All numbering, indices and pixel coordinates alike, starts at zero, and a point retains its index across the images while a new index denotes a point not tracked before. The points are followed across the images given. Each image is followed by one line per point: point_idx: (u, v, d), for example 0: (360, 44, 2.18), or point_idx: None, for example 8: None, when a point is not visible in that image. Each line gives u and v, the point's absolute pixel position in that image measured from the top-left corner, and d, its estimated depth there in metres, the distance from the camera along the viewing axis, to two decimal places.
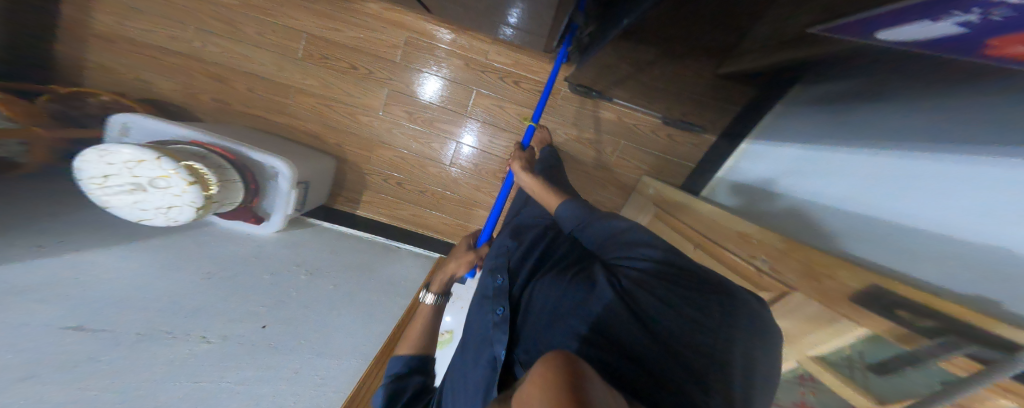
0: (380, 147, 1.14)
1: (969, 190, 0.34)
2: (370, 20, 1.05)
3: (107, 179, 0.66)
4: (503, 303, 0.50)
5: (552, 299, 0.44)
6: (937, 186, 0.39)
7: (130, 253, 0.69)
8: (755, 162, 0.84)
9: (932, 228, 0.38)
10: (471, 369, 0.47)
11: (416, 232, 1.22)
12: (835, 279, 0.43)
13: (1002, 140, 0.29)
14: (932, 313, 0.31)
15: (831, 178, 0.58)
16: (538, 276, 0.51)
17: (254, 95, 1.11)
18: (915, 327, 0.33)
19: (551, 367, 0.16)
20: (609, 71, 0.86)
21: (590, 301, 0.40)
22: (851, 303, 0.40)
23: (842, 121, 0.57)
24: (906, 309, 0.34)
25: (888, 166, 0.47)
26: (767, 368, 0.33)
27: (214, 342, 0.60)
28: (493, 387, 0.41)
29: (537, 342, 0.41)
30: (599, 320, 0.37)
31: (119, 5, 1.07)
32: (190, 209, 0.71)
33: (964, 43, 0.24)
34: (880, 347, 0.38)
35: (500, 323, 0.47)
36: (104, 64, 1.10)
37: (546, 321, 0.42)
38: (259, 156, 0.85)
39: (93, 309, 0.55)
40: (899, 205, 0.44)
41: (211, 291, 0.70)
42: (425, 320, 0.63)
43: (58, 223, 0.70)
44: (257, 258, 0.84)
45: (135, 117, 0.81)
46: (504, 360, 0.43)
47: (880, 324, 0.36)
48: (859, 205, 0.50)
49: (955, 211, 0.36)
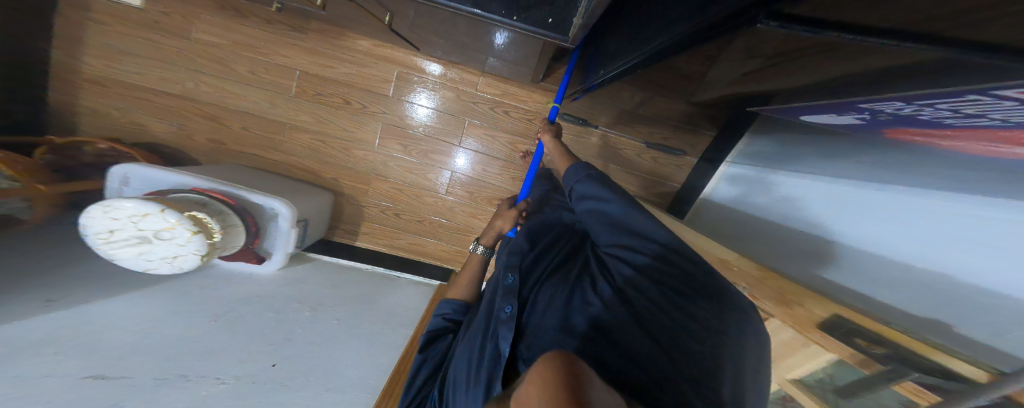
0: (376, 179, 1.17)
1: (923, 209, 0.39)
2: (360, 56, 1.08)
3: (113, 234, 0.68)
4: (511, 301, 0.53)
5: (558, 302, 0.50)
6: (888, 204, 0.45)
7: (138, 302, 0.71)
8: (730, 186, 0.92)
9: (890, 255, 0.43)
10: (476, 365, 0.50)
11: (415, 260, 1.25)
12: (803, 305, 0.49)
13: (954, 177, 0.34)
14: (886, 342, 0.37)
15: (797, 196, 0.66)
16: (545, 280, 0.55)
17: (249, 133, 1.13)
18: (872, 354, 0.39)
19: (552, 367, 0.23)
20: (593, 102, 0.91)
21: (594, 305, 0.46)
22: (820, 330, 0.46)
23: (796, 147, 0.66)
24: (862, 337, 0.40)
25: (843, 190, 0.54)
26: (758, 373, 0.40)
27: (228, 383, 0.63)
28: (497, 383, 0.44)
29: (542, 341, 0.46)
30: (603, 323, 0.43)
31: (111, 49, 1.08)
32: (195, 257, 0.73)
33: (907, 122, 0.27)
34: (843, 372, 0.43)
35: (507, 320, 0.51)
36: (98, 109, 1.11)
37: (551, 323, 0.48)
38: (259, 199, 0.87)
39: (107, 361, 0.58)
40: (858, 228, 0.49)
41: (220, 334, 0.72)
42: (475, 269, 0.79)
43: (63, 277, 0.71)
44: (262, 297, 0.85)
45: (135, 167, 0.82)
46: (509, 357, 0.47)
47: (843, 351, 0.42)
48: (822, 228, 0.57)
49: (915, 226, 0.40)
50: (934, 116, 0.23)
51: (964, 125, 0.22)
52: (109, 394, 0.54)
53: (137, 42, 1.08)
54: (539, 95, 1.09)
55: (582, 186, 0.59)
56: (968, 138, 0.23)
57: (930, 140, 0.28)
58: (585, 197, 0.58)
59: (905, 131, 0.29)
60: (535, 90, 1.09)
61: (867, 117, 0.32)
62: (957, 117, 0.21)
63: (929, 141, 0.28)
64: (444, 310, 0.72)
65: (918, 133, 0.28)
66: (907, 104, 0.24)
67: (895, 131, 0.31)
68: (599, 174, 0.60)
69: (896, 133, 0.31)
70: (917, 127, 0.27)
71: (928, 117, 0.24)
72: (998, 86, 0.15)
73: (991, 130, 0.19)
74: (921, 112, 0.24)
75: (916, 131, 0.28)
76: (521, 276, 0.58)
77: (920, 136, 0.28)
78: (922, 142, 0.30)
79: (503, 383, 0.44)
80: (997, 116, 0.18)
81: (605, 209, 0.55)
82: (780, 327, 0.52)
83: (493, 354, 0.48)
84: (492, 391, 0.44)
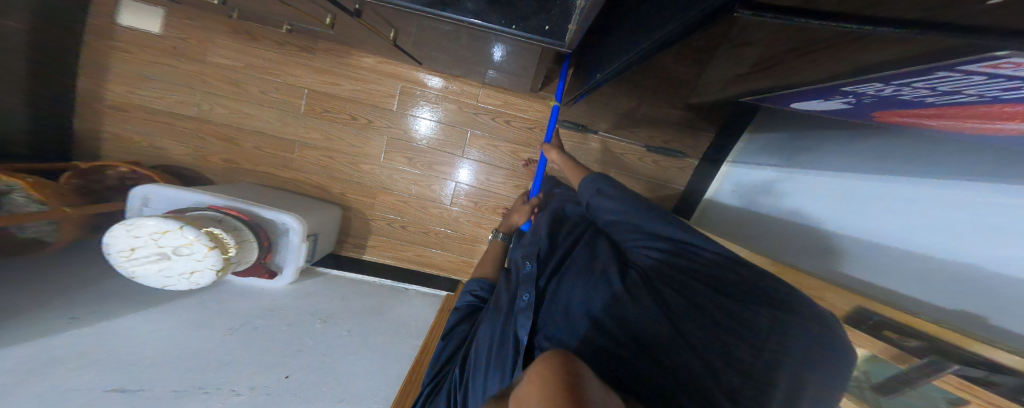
0: (382, 193, 1.19)
1: (934, 198, 0.40)
2: (366, 73, 1.12)
3: (135, 251, 0.70)
4: (530, 290, 0.56)
5: (581, 293, 0.50)
6: (890, 193, 0.47)
7: (159, 318, 0.74)
8: (736, 185, 0.91)
9: (907, 247, 0.44)
10: (494, 352, 0.51)
11: (422, 271, 1.25)
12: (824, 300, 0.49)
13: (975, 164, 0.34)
14: (915, 332, 0.37)
15: (795, 190, 0.68)
16: (564, 275, 0.56)
17: (261, 152, 1.17)
18: (906, 347, 0.38)
19: (549, 369, 0.23)
20: (591, 109, 0.93)
21: (623, 297, 0.46)
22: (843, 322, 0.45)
23: (795, 147, 0.68)
24: (894, 330, 0.40)
25: (842, 183, 0.56)
26: (822, 383, 0.37)
27: (243, 395, 0.64)
28: (517, 368, 0.45)
29: (560, 331, 0.48)
30: (631, 317, 0.44)
31: (132, 76, 1.14)
32: (211, 272, 0.75)
33: (892, 103, 0.29)
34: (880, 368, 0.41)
35: (525, 309, 0.53)
36: (119, 134, 1.16)
37: (574, 315, 0.49)
38: (272, 214, 0.90)
39: (130, 373, 0.61)
40: (863, 221, 0.51)
41: (236, 346, 0.73)
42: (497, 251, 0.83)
43: (87, 295, 0.74)
44: (274, 310, 0.87)
45: (154, 188, 0.86)
46: (526, 344, 0.49)
47: (872, 344, 0.41)
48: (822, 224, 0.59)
49: (916, 215, 0.43)
50: (915, 96, 0.26)
51: (948, 102, 0.24)
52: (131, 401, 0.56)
53: (156, 68, 1.14)
54: (539, 103, 1.11)
55: (610, 198, 0.60)
56: (954, 114, 0.26)
57: (919, 120, 0.30)
58: (609, 200, 0.60)
59: (892, 113, 0.31)
60: (536, 99, 1.11)
61: (852, 99, 0.32)
62: (937, 94, 0.24)
63: (919, 121, 0.30)
64: (471, 287, 0.72)
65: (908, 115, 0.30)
66: (886, 84, 0.26)
67: (882, 114, 0.32)
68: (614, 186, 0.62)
69: (883, 116, 0.33)
70: (903, 108, 0.29)
71: (908, 99, 0.27)
72: (965, 62, 0.18)
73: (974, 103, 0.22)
74: (901, 93, 0.27)
75: (903, 112, 0.30)
76: (539, 266, 0.60)
77: (910, 116, 0.30)
78: (911, 123, 0.31)
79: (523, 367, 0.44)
80: (976, 92, 0.21)
81: (643, 224, 0.55)
82: None
83: (513, 340, 0.50)
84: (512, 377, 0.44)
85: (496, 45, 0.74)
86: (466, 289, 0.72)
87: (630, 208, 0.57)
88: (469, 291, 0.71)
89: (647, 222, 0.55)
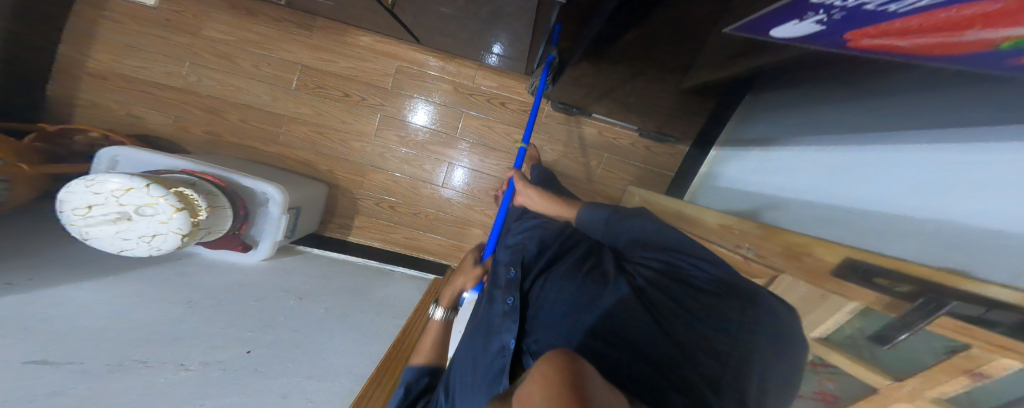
0: (371, 171, 1.15)
1: (917, 161, 0.37)
2: (362, 51, 1.10)
3: (91, 209, 0.65)
4: (514, 293, 0.53)
5: (567, 293, 0.48)
6: (874, 165, 0.44)
7: (109, 288, 0.67)
8: (726, 167, 0.88)
9: (892, 211, 0.40)
10: (481, 361, 0.48)
11: (409, 255, 1.20)
12: (813, 255, 0.44)
13: (960, 121, 0.32)
14: (908, 277, 0.32)
15: (783, 172, 0.65)
16: (551, 274, 0.54)
17: (247, 125, 1.13)
18: (895, 293, 0.33)
19: (552, 365, 0.19)
20: (586, 92, 0.92)
21: (606, 297, 0.44)
22: (833, 277, 0.41)
23: (796, 125, 0.64)
24: (882, 276, 0.34)
25: (838, 159, 0.51)
26: (781, 375, 0.36)
27: (192, 370, 0.57)
28: (504, 374, 0.42)
29: (549, 334, 0.44)
30: (615, 316, 0.41)
31: (117, 44, 1.10)
32: (176, 236, 0.69)
33: (861, 16, 0.25)
34: (871, 320, 0.39)
35: (509, 313, 0.50)
36: (96, 102, 1.11)
37: (559, 314, 0.46)
38: (252, 183, 0.85)
39: (58, 344, 0.52)
40: (851, 190, 0.47)
41: (194, 320, 0.66)
42: (438, 333, 0.66)
43: (32, 261, 0.67)
44: (243, 285, 0.81)
45: (125, 149, 0.80)
46: (514, 349, 0.45)
47: (868, 295, 0.36)
48: (810, 194, 0.56)
49: (892, 183, 0.40)
50: (876, 5, 0.22)
51: (913, 7, 0.20)
52: (51, 378, 0.47)
53: (143, 37, 1.10)
54: None
55: (609, 215, 0.59)
56: (920, 28, 0.22)
57: (888, 41, 0.26)
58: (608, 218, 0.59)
59: (864, 33, 0.28)
60: None
61: (825, 16, 0.29)
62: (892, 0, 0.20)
63: (888, 42, 0.26)
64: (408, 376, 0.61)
65: (871, 34, 0.27)
66: None
67: (855, 34, 0.29)
68: (617, 206, 0.61)
69: (855, 38, 0.30)
70: (872, 24, 0.25)
71: (873, 9, 0.23)
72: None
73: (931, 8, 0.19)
74: (866, 3, 0.23)
75: (873, 30, 0.26)
76: (523, 270, 0.57)
77: (872, 36, 0.27)
78: (881, 45, 0.28)
79: (510, 375, 0.41)
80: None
81: (636, 230, 0.55)
82: (793, 282, 0.47)
83: (497, 348, 0.46)
84: (499, 387, 0.41)
85: (497, 34, 0.80)
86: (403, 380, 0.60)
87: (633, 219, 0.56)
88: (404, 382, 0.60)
89: (637, 228, 0.55)
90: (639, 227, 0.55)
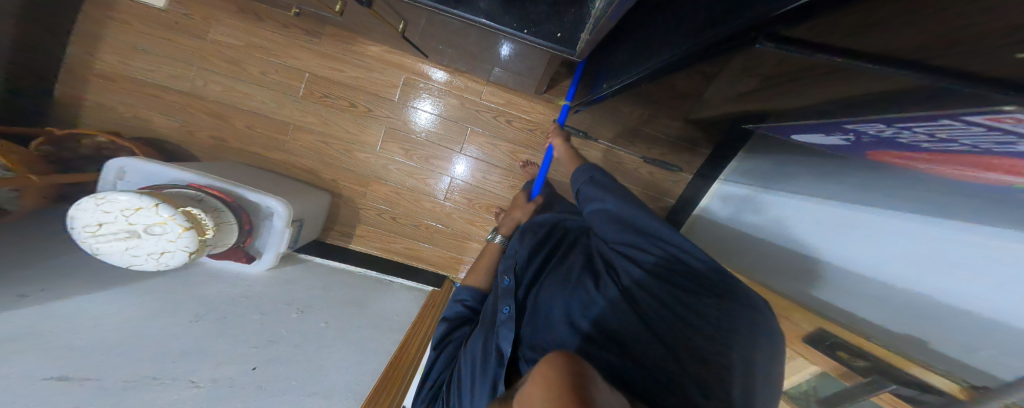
0: (375, 182, 1.16)
1: (897, 231, 0.41)
2: (370, 61, 1.09)
3: (101, 226, 0.66)
4: (509, 301, 0.55)
5: (560, 302, 0.52)
6: (856, 222, 0.48)
7: (117, 300, 0.69)
8: (724, 203, 0.91)
9: (871, 274, 0.44)
10: (481, 366, 0.49)
11: (409, 264, 1.23)
12: (792, 320, 0.54)
13: (927, 208, 0.36)
14: (864, 354, 0.41)
15: (775, 205, 0.69)
16: (543, 283, 0.57)
17: (252, 132, 1.13)
18: (854, 367, 0.43)
19: (552, 369, 0.23)
20: (594, 115, 0.92)
21: (597, 304, 0.48)
22: (803, 342, 0.51)
23: (778, 167, 0.69)
24: (846, 350, 0.44)
25: (824, 210, 0.54)
26: (766, 371, 0.39)
27: (201, 387, 0.60)
28: (499, 384, 0.44)
29: (545, 341, 0.48)
30: (607, 325, 0.46)
31: (124, 46, 1.09)
32: (183, 254, 0.71)
33: (888, 144, 0.27)
34: (825, 385, 0.48)
35: (506, 320, 0.52)
36: (101, 103, 1.11)
37: (554, 322, 0.50)
38: (256, 197, 0.86)
39: (73, 361, 0.54)
40: (832, 242, 0.52)
41: (199, 334, 0.69)
42: (494, 258, 0.78)
43: (46, 273, 0.70)
44: (248, 298, 0.83)
45: (133, 161, 0.82)
46: (509, 356, 0.48)
47: (827, 362, 0.47)
48: (798, 241, 0.60)
49: (888, 249, 0.42)
50: (912, 140, 0.24)
51: (944, 148, 0.22)
52: (70, 394, 0.50)
53: (151, 40, 1.09)
54: (542, 106, 1.11)
55: (584, 192, 0.62)
56: (944, 161, 0.23)
57: (912, 164, 0.27)
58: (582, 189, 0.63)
59: (886, 153, 0.29)
60: (538, 101, 1.10)
61: (851, 137, 0.31)
62: (933, 141, 0.22)
63: (911, 164, 0.28)
64: (462, 296, 0.68)
65: (895, 154, 0.28)
66: (888, 126, 0.24)
67: (878, 153, 0.30)
68: (602, 171, 0.64)
69: (877, 156, 0.31)
70: (896, 150, 0.27)
71: (909, 140, 0.24)
72: (971, 110, 0.16)
73: (963, 154, 0.20)
74: (900, 136, 0.25)
75: (893, 153, 0.28)
76: (517, 279, 0.59)
77: (897, 156, 0.28)
78: (903, 165, 0.29)
79: (506, 383, 0.43)
80: (973, 142, 0.18)
81: (609, 210, 0.56)
82: None
83: (495, 354, 0.49)
84: (496, 390, 0.43)
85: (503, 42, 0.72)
86: (456, 297, 0.67)
87: (621, 197, 0.56)
88: (459, 300, 0.67)
89: (616, 205, 0.55)
90: (620, 204, 0.55)
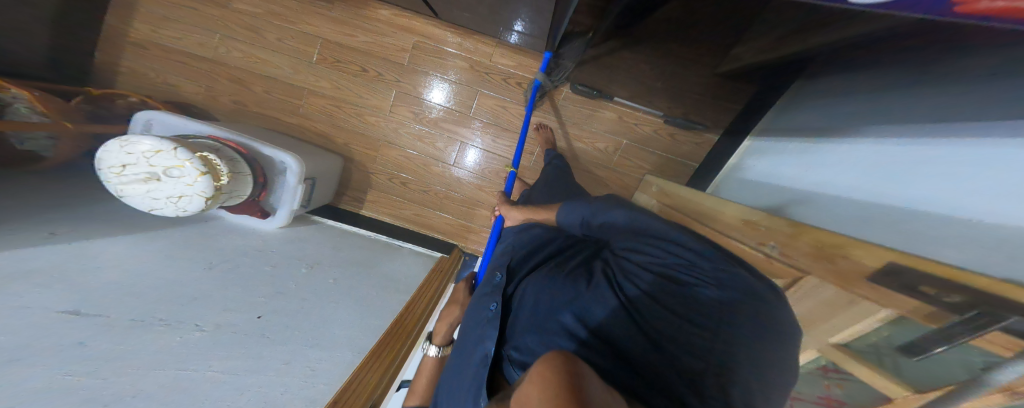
0: (385, 147, 1.16)
1: (991, 159, 0.31)
2: (381, 25, 1.08)
3: (125, 168, 0.68)
4: (496, 298, 0.45)
5: (547, 292, 0.39)
6: (944, 158, 0.36)
7: (136, 245, 0.71)
8: (763, 159, 0.79)
9: (946, 210, 0.34)
10: (466, 369, 0.39)
11: (418, 232, 1.22)
12: (850, 258, 0.40)
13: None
14: (960, 287, 0.27)
15: (837, 176, 0.54)
16: (533, 276, 0.45)
17: (270, 97, 1.15)
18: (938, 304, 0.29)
19: (550, 366, 0.16)
20: (608, 73, 0.87)
21: (591, 296, 0.35)
22: (868, 282, 0.37)
23: (848, 110, 0.56)
24: (931, 285, 0.30)
25: (912, 163, 0.41)
26: (781, 363, 0.28)
27: (205, 331, 0.59)
28: (481, 393, 0.33)
29: (527, 337, 0.35)
30: (604, 322, 0.32)
31: (154, 14, 1.14)
32: (199, 199, 0.72)
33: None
34: (905, 331, 0.35)
35: (492, 319, 0.41)
36: (135, 69, 1.17)
37: (538, 316, 0.37)
38: (270, 151, 0.88)
39: (87, 295, 0.54)
40: (912, 191, 0.40)
41: (208, 280, 0.70)
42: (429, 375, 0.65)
43: (75, 215, 0.72)
44: (261, 251, 0.85)
45: (157, 113, 0.84)
46: (493, 357, 0.37)
47: (903, 304, 0.33)
48: (859, 196, 0.48)
49: (966, 179, 0.33)
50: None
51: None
52: (79, 325, 0.49)
53: (179, 8, 1.13)
54: None
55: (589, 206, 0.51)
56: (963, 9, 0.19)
57: None
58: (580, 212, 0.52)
59: None
60: None
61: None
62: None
63: None
64: None
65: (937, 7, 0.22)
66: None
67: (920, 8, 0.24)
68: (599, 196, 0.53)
69: None
70: None
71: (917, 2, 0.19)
72: None
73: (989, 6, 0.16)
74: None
75: None
76: (510, 274, 0.49)
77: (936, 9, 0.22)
78: None
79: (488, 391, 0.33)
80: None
81: (612, 219, 0.46)
82: (818, 286, 0.45)
83: (478, 356, 0.38)
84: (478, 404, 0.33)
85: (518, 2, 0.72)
86: None
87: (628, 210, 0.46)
88: None
89: (621, 217, 0.45)
90: (625, 216, 0.45)
